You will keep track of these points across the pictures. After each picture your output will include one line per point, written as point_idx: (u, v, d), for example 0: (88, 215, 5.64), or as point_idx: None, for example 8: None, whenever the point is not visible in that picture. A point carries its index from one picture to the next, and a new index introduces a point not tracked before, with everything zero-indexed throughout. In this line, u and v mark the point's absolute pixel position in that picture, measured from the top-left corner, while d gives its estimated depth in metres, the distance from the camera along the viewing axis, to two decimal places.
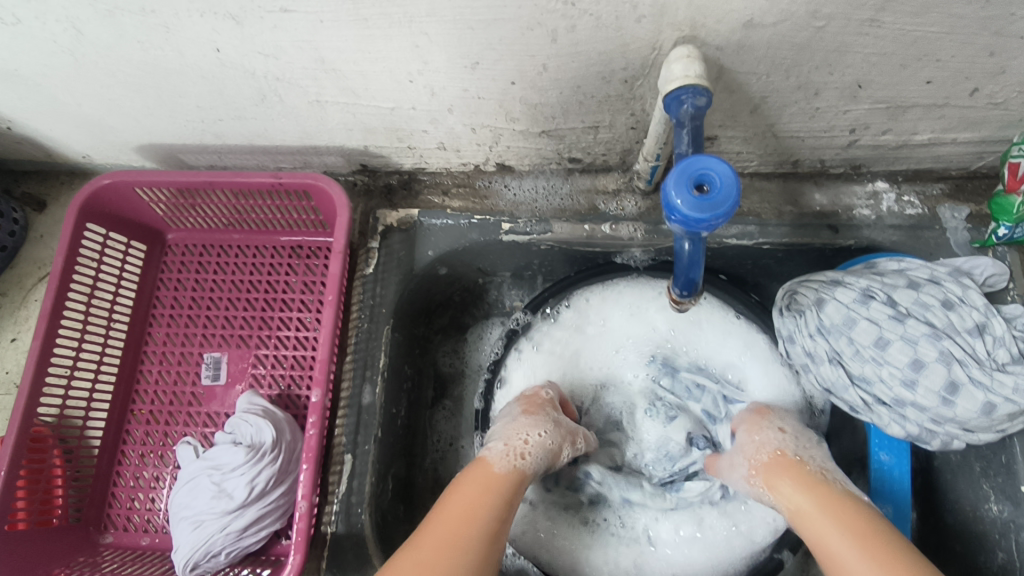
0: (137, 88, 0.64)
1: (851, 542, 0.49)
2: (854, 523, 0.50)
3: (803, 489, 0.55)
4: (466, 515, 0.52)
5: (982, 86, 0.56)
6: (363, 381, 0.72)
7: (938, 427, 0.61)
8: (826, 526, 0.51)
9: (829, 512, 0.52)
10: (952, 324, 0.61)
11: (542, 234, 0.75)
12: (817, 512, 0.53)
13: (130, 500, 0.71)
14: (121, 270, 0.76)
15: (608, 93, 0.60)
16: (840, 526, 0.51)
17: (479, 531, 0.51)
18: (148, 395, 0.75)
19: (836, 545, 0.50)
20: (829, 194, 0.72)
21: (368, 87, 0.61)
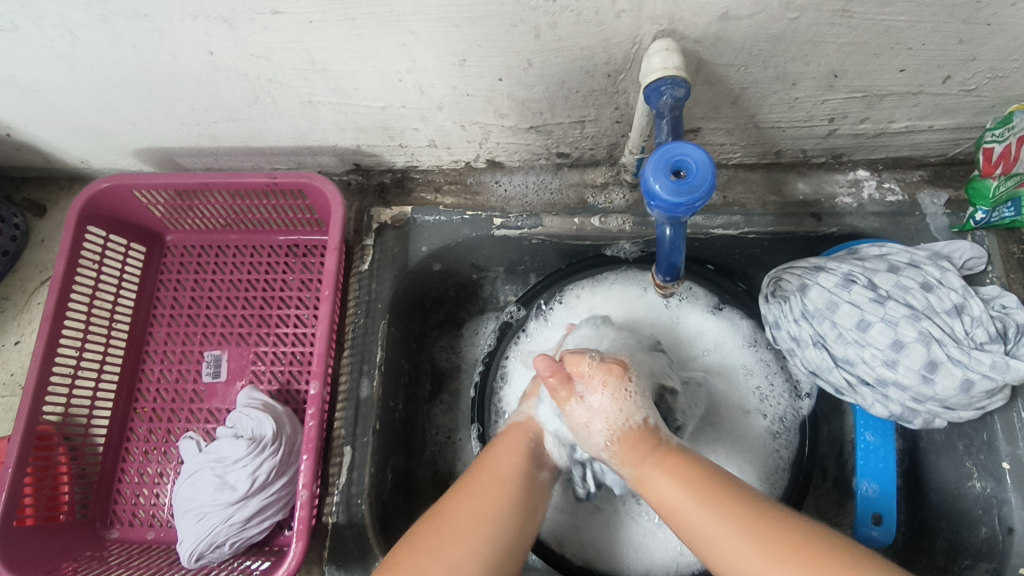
0: (135, 92, 0.65)
1: (699, 508, 0.50)
2: (702, 493, 0.51)
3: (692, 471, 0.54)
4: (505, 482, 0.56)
5: (953, 74, 0.58)
6: (361, 375, 0.73)
7: (919, 406, 0.63)
8: (675, 496, 0.52)
9: (679, 479, 0.53)
10: (930, 306, 0.63)
11: (533, 228, 0.76)
12: (660, 474, 0.54)
13: (135, 496, 0.72)
14: (121, 271, 0.77)
15: (592, 87, 0.62)
16: (693, 494, 0.51)
17: (514, 504, 0.55)
18: (150, 393, 0.76)
19: (684, 508, 0.51)
20: (812, 183, 0.74)
21: (359, 86, 0.63)
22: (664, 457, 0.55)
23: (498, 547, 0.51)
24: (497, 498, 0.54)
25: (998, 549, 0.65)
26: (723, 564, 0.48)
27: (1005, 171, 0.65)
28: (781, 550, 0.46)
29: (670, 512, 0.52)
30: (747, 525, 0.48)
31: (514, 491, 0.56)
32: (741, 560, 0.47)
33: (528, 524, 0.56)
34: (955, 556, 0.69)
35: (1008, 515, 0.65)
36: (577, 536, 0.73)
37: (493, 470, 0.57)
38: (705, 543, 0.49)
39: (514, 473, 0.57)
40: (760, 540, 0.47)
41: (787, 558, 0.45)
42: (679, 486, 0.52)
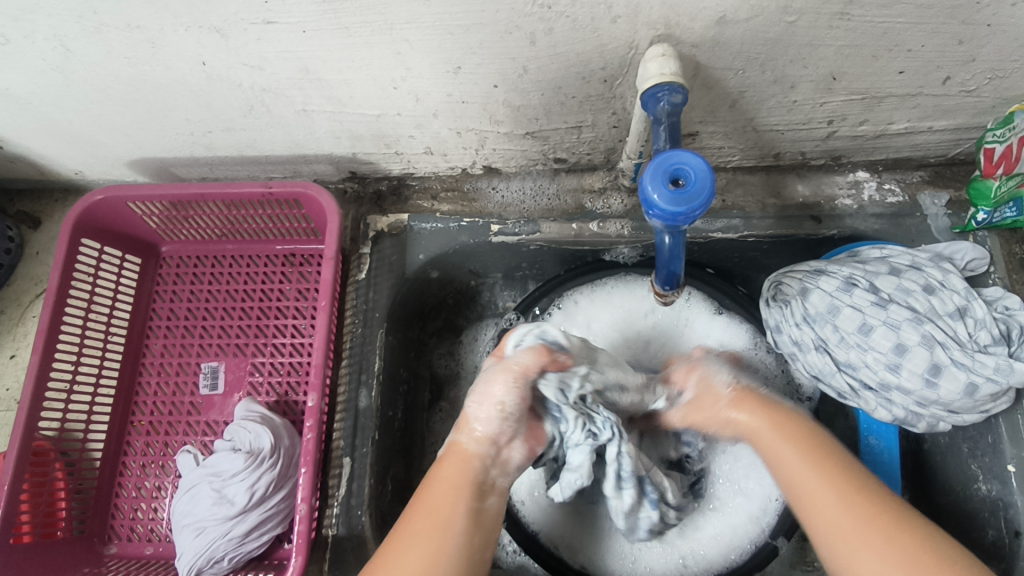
0: (127, 103, 0.65)
1: (812, 470, 0.52)
2: (815, 454, 0.53)
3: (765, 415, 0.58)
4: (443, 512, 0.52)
5: (953, 75, 0.58)
6: (359, 385, 0.73)
7: (923, 410, 0.62)
8: (782, 448, 0.55)
9: (781, 435, 0.55)
10: (933, 309, 0.62)
11: (531, 234, 0.76)
12: (761, 425, 0.57)
13: (133, 510, 0.71)
14: (117, 284, 0.77)
15: (589, 93, 0.61)
16: (800, 452, 0.54)
17: (459, 528, 0.51)
18: (148, 406, 0.75)
19: (802, 477, 0.52)
20: (811, 185, 0.74)
21: (353, 94, 0.62)
22: (763, 415, 0.57)
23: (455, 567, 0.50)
24: (442, 524, 0.51)
25: (1006, 553, 0.64)
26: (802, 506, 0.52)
27: (1005, 171, 0.65)
28: (863, 517, 0.48)
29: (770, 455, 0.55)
30: (847, 488, 0.50)
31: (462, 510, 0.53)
32: (838, 518, 0.49)
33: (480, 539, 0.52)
34: None
35: (1015, 518, 0.64)
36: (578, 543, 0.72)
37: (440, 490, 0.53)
38: (806, 497, 0.51)
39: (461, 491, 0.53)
40: (864, 511, 0.49)
41: (869, 525, 0.48)
42: (800, 451, 0.54)
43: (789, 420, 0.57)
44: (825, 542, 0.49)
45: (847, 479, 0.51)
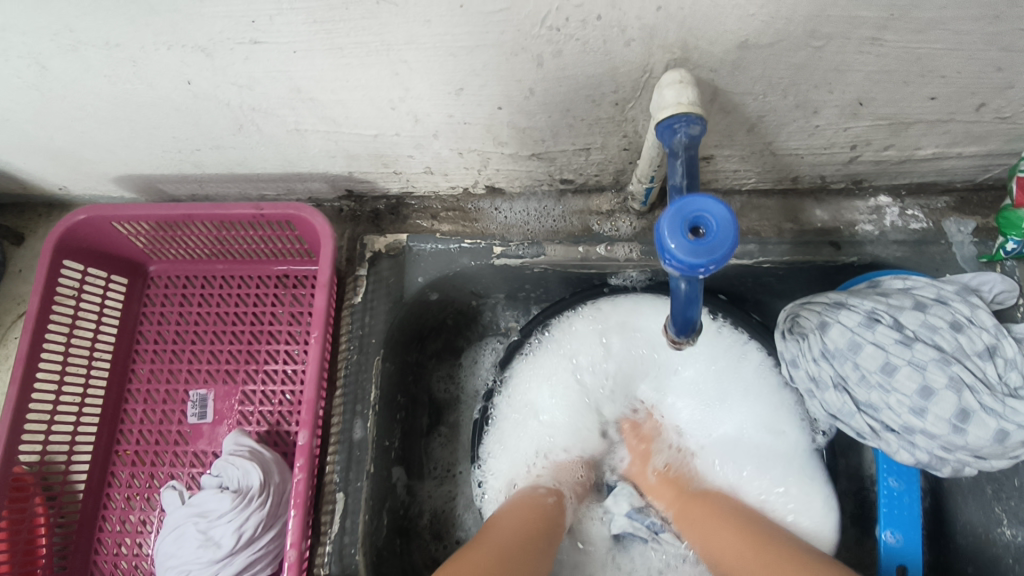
0: (110, 120, 0.61)
1: (724, 529, 0.62)
2: (724, 520, 0.63)
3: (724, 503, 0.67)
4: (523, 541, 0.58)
5: (988, 101, 0.53)
6: (354, 415, 0.70)
7: (949, 455, 0.58)
8: (698, 514, 0.66)
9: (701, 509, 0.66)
10: (962, 349, 0.58)
11: (535, 257, 0.73)
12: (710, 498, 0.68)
13: (116, 546, 0.68)
14: (101, 306, 0.73)
15: (599, 116, 0.57)
16: (713, 519, 0.64)
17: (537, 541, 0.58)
18: (133, 434, 0.72)
19: (716, 532, 0.62)
20: (830, 210, 0.70)
21: (348, 115, 0.58)
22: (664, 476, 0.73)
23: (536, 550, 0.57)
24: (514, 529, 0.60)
25: None
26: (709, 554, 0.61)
27: None
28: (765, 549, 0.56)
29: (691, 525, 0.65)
30: (737, 531, 0.61)
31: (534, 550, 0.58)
32: (732, 550, 0.59)
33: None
34: None
35: None
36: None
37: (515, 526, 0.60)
38: (714, 549, 0.61)
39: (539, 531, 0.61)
40: (748, 542, 0.58)
41: (759, 549, 0.57)
42: (718, 520, 0.63)
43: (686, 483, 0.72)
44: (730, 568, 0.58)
45: (741, 524, 0.62)
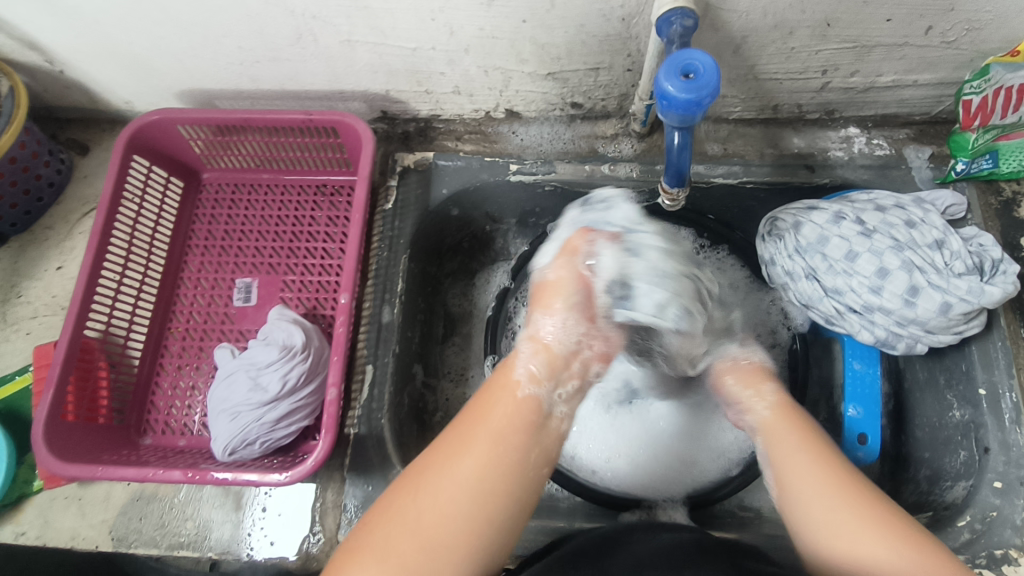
0: (187, 26, 0.71)
1: (810, 456, 0.56)
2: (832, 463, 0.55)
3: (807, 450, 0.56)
4: (485, 474, 0.49)
5: (935, 24, 0.64)
6: (383, 302, 0.79)
7: (903, 330, 0.69)
8: (786, 432, 0.59)
9: (796, 430, 0.59)
10: (914, 240, 0.68)
11: (547, 174, 0.82)
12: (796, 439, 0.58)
13: (167, 407, 0.77)
14: (161, 202, 0.83)
15: (608, 32, 0.67)
16: (798, 442, 0.57)
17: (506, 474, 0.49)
18: (184, 315, 0.81)
19: (795, 455, 0.56)
20: (806, 138, 0.81)
21: (394, 25, 0.68)
22: (779, 404, 0.62)
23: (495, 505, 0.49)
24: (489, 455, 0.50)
25: (975, 469, 0.70)
26: (787, 479, 0.55)
27: (982, 123, 0.71)
28: (866, 512, 0.51)
29: (774, 441, 0.59)
30: (824, 465, 0.55)
31: (505, 477, 0.49)
32: (821, 495, 0.53)
33: (530, 492, 0.51)
34: (937, 480, 0.74)
35: (984, 437, 0.70)
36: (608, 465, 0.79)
37: (468, 454, 0.49)
38: (792, 475, 0.55)
39: (506, 443, 0.50)
40: (844, 496, 0.52)
41: (857, 506, 0.51)
42: (802, 441, 0.57)
43: (796, 415, 0.60)
44: (809, 515, 0.52)
45: (835, 459, 0.55)
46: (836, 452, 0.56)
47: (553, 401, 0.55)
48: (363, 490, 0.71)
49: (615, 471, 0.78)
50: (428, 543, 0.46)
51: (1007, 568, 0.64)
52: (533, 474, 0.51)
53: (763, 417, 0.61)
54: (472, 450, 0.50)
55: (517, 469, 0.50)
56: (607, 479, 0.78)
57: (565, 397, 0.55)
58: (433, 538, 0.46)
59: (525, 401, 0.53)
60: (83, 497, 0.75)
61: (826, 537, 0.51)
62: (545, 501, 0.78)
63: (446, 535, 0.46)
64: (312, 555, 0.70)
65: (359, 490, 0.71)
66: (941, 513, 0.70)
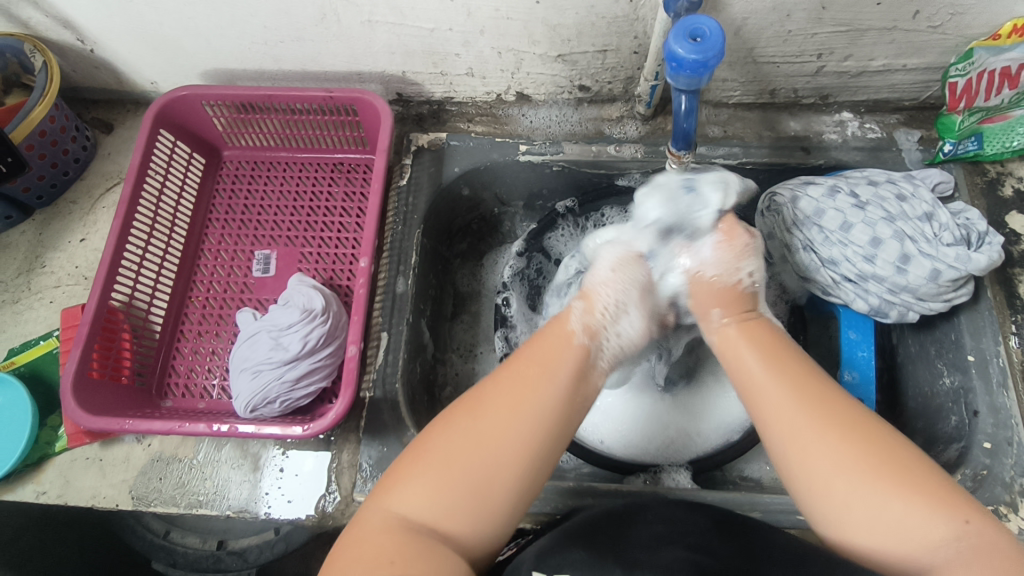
0: (216, 5, 0.74)
1: (767, 369, 0.56)
2: (790, 372, 0.56)
3: (759, 355, 0.57)
4: (524, 407, 0.53)
5: (921, 9, 0.69)
6: (398, 273, 0.82)
7: (895, 298, 0.72)
8: (744, 347, 0.59)
9: (760, 346, 0.58)
10: (905, 211, 0.72)
11: (555, 155, 0.87)
12: (740, 341, 0.59)
13: (188, 371, 0.79)
14: (184, 177, 0.86)
15: (616, 13, 0.72)
16: (760, 354, 0.58)
17: (520, 430, 0.52)
18: (204, 285, 0.84)
19: (756, 371, 0.57)
20: (802, 122, 0.85)
21: (415, 5, 0.72)
22: (734, 320, 0.61)
23: (516, 453, 0.52)
24: (499, 419, 0.52)
25: (965, 431, 0.73)
26: (753, 403, 0.56)
27: (966, 106, 0.76)
28: (835, 425, 0.51)
29: (734, 359, 0.59)
30: (795, 380, 0.55)
31: (544, 413, 0.53)
32: (790, 414, 0.53)
33: (569, 426, 0.55)
34: (930, 445, 0.77)
35: (973, 402, 0.73)
36: (614, 433, 0.82)
37: (508, 389, 0.54)
38: (757, 396, 0.56)
39: (549, 382, 0.55)
40: (815, 415, 0.52)
41: (825, 419, 0.52)
42: (760, 357, 0.57)
43: (760, 329, 0.60)
44: (775, 427, 0.53)
45: (797, 370, 0.56)
46: (798, 362, 0.56)
47: (596, 353, 0.59)
48: (378, 449, 0.73)
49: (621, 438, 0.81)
50: (474, 463, 0.51)
51: None
52: (575, 408, 0.56)
53: (720, 327, 0.62)
54: (516, 387, 0.54)
55: (560, 398, 0.55)
56: (609, 445, 0.81)
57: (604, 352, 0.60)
58: (480, 459, 0.51)
59: (570, 348, 0.58)
60: (103, 458, 0.76)
61: (809, 483, 0.51)
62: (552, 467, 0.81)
63: (494, 456, 0.51)
64: (328, 513, 0.71)
65: (374, 450, 0.73)
66: None
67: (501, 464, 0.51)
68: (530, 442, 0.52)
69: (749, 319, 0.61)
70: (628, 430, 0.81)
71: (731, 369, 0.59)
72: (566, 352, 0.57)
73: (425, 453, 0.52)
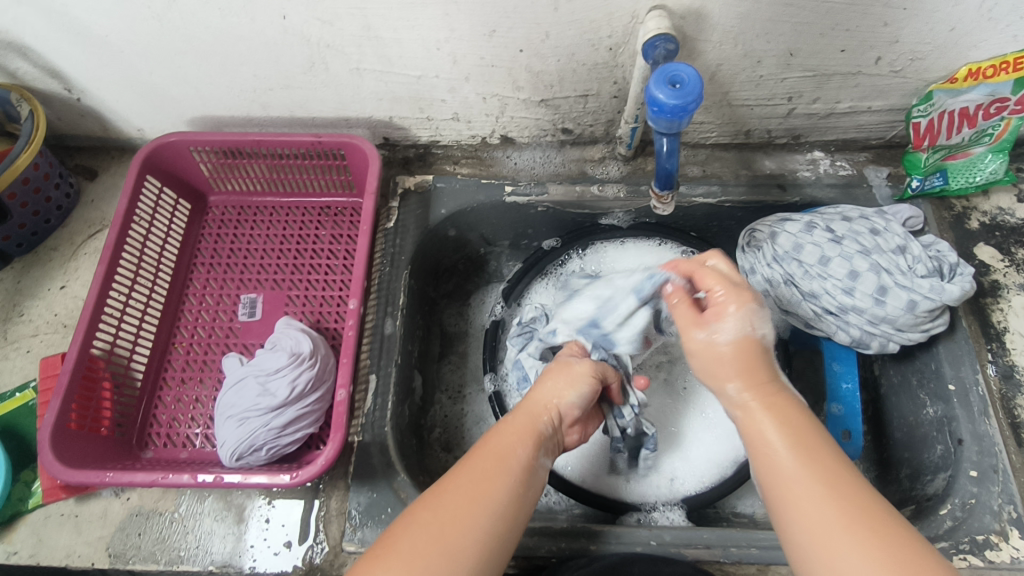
0: (207, 55, 0.76)
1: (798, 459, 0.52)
2: (812, 466, 0.51)
3: (785, 438, 0.53)
4: (485, 499, 0.52)
5: (883, 55, 0.73)
6: (386, 314, 0.81)
7: (875, 329, 0.74)
8: (783, 454, 0.52)
9: (788, 440, 0.53)
10: (880, 245, 0.74)
11: (540, 195, 0.88)
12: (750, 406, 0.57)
13: (170, 420, 0.77)
14: (170, 222, 0.86)
15: (596, 60, 0.75)
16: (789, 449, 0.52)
17: (487, 521, 0.51)
18: (188, 330, 0.83)
19: (777, 451, 0.53)
20: (776, 160, 0.88)
21: (402, 54, 0.74)
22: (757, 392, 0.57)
23: (481, 547, 0.49)
24: (466, 510, 0.50)
25: (951, 460, 0.73)
26: (774, 489, 0.52)
27: (931, 144, 0.80)
28: (849, 523, 0.47)
29: (760, 445, 0.54)
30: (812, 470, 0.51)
31: (499, 508, 0.52)
32: (819, 519, 0.48)
33: (519, 521, 0.53)
34: (918, 476, 0.77)
35: (957, 429, 0.74)
36: (603, 473, 0.80)
37: (466, 484, 0.52)
38: (796, 514, 0.49)
39: (506, 470, 0.54)
40: (832, 505, 0.48)
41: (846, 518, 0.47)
42: (784, 434, 0.53)
43: (787, 408, 0.56)
44: (794, 524, 0.49)
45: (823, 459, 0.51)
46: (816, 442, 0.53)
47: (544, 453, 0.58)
48: (367, 496, 0.71)
49: (613, 477, 0.80)
50: (436, 556, 0.47)
51: (990, 552, 0.66)
52: (527, 506, 0.54)
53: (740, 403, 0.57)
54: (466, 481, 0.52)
55: (515, 483, 0.54)
56: (595, 486, 0.80)
57: (549, 450, 0.59)
58: (440, 550, 0.48)
59: (526, 438, 0.57)
60: (79, 514, 0.72)
61: None
62: (543, 511, 0.80)
63: (453, 546, 0.48)
64: (316, 565, 0.68)
65: (363, 497, 0.71)
66: (924, 504, 0.72)
67: (469, 551, 0.49)
68: (498, 527, 0.51)
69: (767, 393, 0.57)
70: (614, 474, 0.80)
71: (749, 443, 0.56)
72: (521, 449, 0.56)
73: (379, 557, 0.48)
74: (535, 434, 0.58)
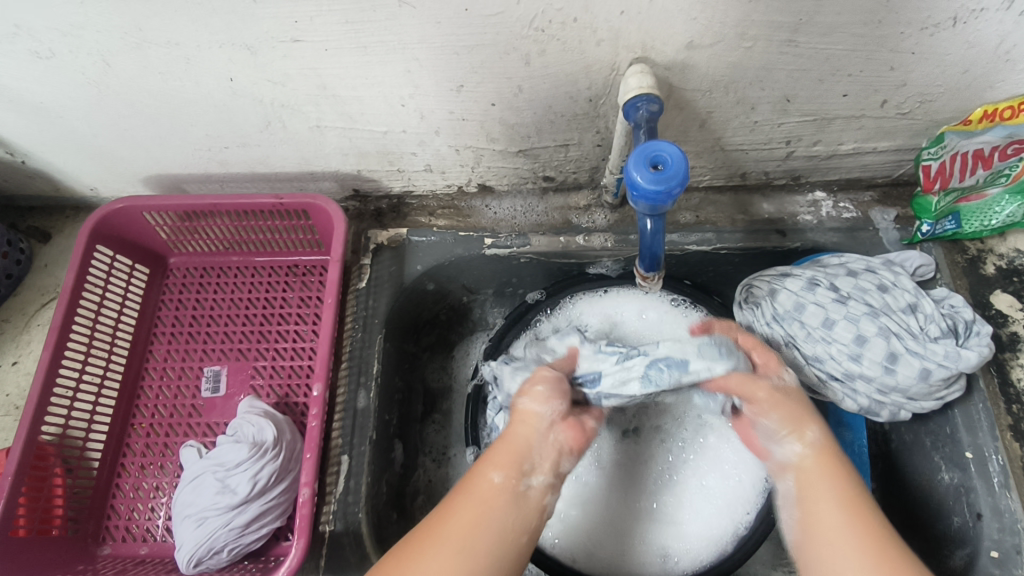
0: (154, 118, 0.70)
1: (845, 517, 0.52)
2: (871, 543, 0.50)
3: (840, 495, 0.54)
4: (465, 544, 0.50)
5: (888, 98, 0.66)
6: (358, 386, 0.76)
7: (885, 397, 0.69)
8: (828, 499, 0.54)
9: (834, 485, 0.54)
10: (888, 304, 0.69)
11: (522, 247, 0.82)
12: (813, 468, 0.56)
13: (129, 511, 0.72)
14: (126, 291, 0.80)
15: (575, 111, 0.68)
16: (838, 499, 0.53)
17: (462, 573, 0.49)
18: (149, 409, 0.77)
19: (830, 511, 0.53)
20: (775, 203, 0.82)
21: (364, 111, 0.68)
22: (822, 444, 0.57)
23: None
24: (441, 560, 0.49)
25: (969, 536, 0.67)
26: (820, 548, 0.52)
27: (942, 186, 0.74)
28: None
29: (809, 494, 0.55)
30: (869, 539, 0.50)
31: (480, 558, 0.50)
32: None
33: (512, 567, 0.51)
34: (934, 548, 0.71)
35: (976, 501, 0.68)
36: (594, 550, 0.75)
37: (431, 536, 0.51)
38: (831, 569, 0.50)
39: (479, 520, 0.52)
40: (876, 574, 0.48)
41: None
42: (840, 498, 0.53)
43: (838, 462, 0.56)
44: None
45: (873, 529, 0.51)
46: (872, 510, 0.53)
47: (529, 473, 0.56)
48: None
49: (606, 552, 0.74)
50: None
51: None
52: (515, 543, 0.52)
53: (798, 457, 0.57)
54: (457, 520, 0.51)
55: (493, 533, 0.52)
56: (588, 567, 0.74)
57: (543, 466, 0.57)
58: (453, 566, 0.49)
59: (506, 465, 0.55)
60: None
61: None
62: None
63: None
64: None
65: None
66: None
67: None
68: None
69: (824, 446, 0.57)
70: (605, 549, 0.74)
71: (800, 507, 0.55)
72: (494, 476, 0.55)
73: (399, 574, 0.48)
74: (516, 459, 0.56)
